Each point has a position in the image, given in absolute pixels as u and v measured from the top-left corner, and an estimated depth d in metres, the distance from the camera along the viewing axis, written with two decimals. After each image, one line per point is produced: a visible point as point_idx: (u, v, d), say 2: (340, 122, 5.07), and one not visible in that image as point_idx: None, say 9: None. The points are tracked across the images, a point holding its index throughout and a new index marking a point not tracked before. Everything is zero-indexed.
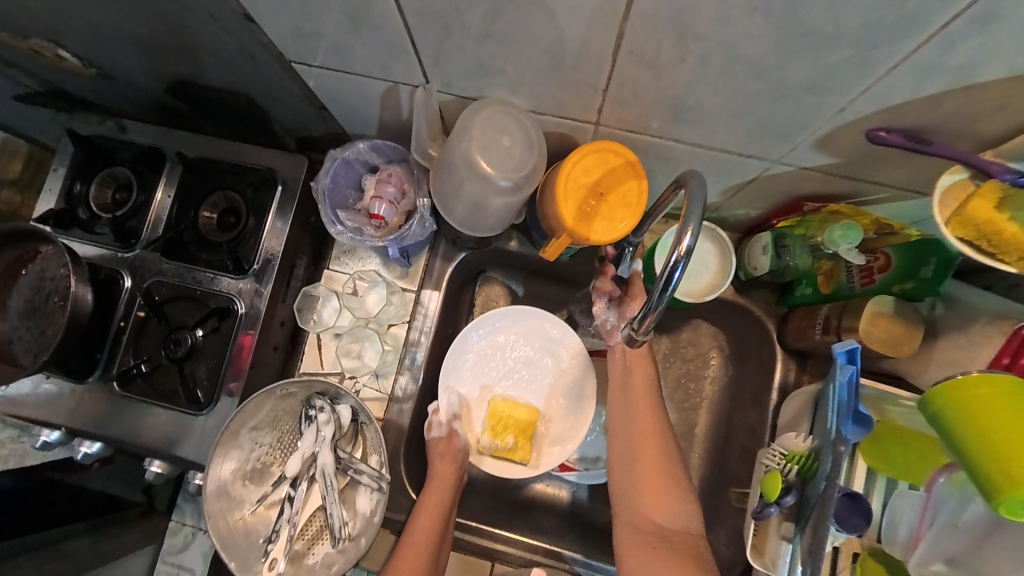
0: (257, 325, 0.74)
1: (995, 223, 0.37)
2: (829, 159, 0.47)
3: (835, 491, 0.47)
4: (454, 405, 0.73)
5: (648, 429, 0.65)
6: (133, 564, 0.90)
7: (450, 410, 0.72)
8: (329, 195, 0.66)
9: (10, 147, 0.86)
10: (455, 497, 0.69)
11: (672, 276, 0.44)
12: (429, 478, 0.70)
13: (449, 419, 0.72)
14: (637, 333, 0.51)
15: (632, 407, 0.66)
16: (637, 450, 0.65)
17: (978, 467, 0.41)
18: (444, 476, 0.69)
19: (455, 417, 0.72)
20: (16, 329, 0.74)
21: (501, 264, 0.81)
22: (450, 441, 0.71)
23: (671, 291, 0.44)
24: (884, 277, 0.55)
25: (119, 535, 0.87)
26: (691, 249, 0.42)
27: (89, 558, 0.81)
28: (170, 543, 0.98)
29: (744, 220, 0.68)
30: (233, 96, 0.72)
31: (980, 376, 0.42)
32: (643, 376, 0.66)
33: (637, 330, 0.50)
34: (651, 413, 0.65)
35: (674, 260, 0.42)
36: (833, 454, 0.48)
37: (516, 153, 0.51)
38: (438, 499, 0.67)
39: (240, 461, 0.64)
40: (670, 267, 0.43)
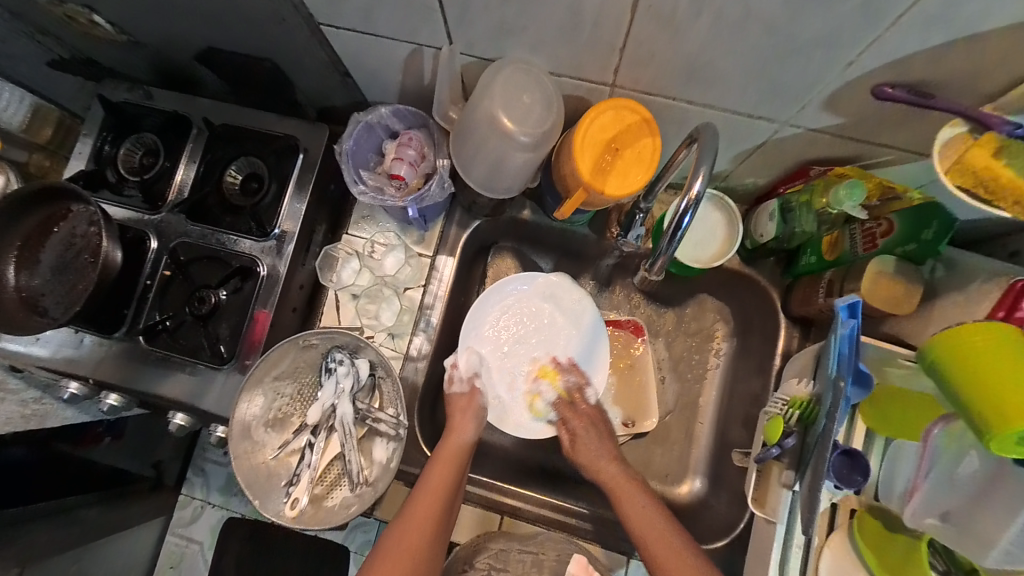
0: (270, 304, 0.76)
1: (993, 170, 0.40)
2: (837, 119, 0.50)
3: (834, 434, 0.48)
4: (474, 365, 0.77)
5: (651, 521, 0.66)
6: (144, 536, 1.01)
7: (470, 367, 0.76)
8: (351, 157, 0.69)
9: (42, 111, 0.89)
10: (467, 455, 0.72)
11: (682, 222, 0.48)
12: (446, 434, 0.73)
13: (468, 377, 0.76)
14: (651, 272, 0.56)
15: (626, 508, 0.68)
16: (652, 535, 0.65)
17: (973, 410, 0.43)
18: (459, 431, 0.72)
19: (476, 375, 0.76)
20: (47, 284, 0.76)
21: (514, 234, 0.84)
22: (471, 397, 0.75)
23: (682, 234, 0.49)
24: (887, 243, 0.57)
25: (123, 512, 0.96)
26: (700, 196, 0.45)
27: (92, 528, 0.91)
28: (179, 516, 1.08)
29: (751, 190, 0.70)
30: (259, 64, 0.74)
31: (974, 326, 0.44)
32: (633, 491, 0.69)
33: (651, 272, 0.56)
34: (650, 513, 0.67)
35: (684, 206, 0.46)
36: (835, 398, 0.49)
37: (535, 111, 0.53)
38: (451, 453, 0.70)
39: (264, 408, 0.68)
40: (680, 213, 0.47)
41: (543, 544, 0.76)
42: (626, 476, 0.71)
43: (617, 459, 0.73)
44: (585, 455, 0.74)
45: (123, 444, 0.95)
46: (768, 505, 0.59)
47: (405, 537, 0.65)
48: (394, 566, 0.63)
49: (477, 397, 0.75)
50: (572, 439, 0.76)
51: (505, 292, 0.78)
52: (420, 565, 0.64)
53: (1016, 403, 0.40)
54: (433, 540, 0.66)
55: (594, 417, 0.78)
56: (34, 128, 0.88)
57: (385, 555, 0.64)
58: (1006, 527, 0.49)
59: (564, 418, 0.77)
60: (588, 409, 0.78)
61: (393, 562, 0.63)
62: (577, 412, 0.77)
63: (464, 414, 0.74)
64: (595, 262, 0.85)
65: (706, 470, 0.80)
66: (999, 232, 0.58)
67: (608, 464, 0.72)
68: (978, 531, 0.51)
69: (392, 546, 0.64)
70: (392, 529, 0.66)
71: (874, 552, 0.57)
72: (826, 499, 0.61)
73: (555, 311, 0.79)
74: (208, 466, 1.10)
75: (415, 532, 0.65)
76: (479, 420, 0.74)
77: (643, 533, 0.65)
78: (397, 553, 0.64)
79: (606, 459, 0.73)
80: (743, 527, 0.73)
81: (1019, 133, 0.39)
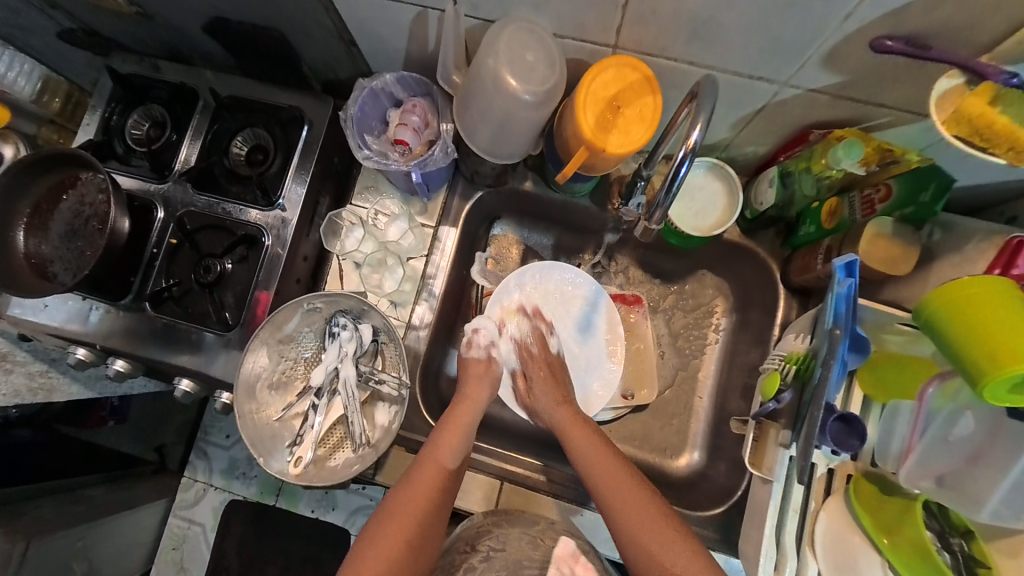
0: (271, 287, 0.76)
1: (987, 116, 0.40)
2: (836, 78, 0.50)
3: (826, 384, 0.50)
4: (493, 335, 0.81)
5: (632, 488, 0.64)
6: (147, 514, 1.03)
7: (490, 337, 0.81)
8: (356, 123, 0.70)
9: (52, 83, 0.89)
10: (475, 422, 0.73)
11: (678, 172, 0.50)
12: (457, 400, 0.74)
13: (487, 345, 0.79)
14: (649, 224, 0.59)
15: (597, 473, 0.66)
16: (614, 491, 0.64)
17: (968, 361, 0.44)
18: (472, 397, 0.74)
19: (494, 345, 0.80)
20: (57, 250, 0.77)
21: (516, 207, 0.85)
22: (489, 364, 0.78)
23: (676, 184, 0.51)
24: (884, 209, 0.58)
25: (132, 488, 1.03)
26: (697, 146, 0.47)
27: (103, 502, 0.98)
28: (182, 498, 1.07)
29: (752, 159, 0.71)
30: (266, 34, 0.75)
31: (970, 279, 0.45)
32: (585, 432, 0.71)
33: (649, 220, 0.58)
34: (627, 475, 0.66)
35: (682, 154, 0.48)
36: (829, 341, 0.51)
37: (538, 69, 0.54)
38: (461, 417, 0.72)
39: (268, 369, 0.70)
40: (678, 162, 0.49)
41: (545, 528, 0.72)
42: (584, 421, 0.73)
43: (570, 405, 0.75)
44: (541, 408, 0.76)
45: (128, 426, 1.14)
46: (765, 466, 0.61)
47: (409, 498, 0.65)
48: (399, 527, 0.63)
49: (495, 366, 0.79)
50: (529, 383, 0.78)
51: (525, 276, 0.82)
52: (424, 528, 0.64)
53: (1007, 348, 0.41)
54: (438, 502, 0.66)
55: (553, 365, 0.80)
56: (45, 100, 0.88)
57: (390, 516, 0.64)
58: (995, 487, 0.50)
59: (523, 365, 0.80)
60: (549, 357, 0.80)
61: (398, 523, 0.63)
62: (535, 358, 0.80)
63: (480, 381, 0.76)
64: (597, 235, 0.85)
65: (705, 442, 0.81)
66: (994, 198, 0.59)
67: (558, 407, 0.75)
68: (969, 490, 0.52)
69: (397, 507, 0.64)
70: (397, 489, 0.66)
71: (871, 514, 0.56)
72: (822, 464, 0.61)
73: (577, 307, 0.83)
74: (211, 449, 1.09)
75: (420, 493, 0.65)
76: (493, 388, 0.77)
77: (603, 481, 0.65)
78: (400, 513, 0.64)
79: (562, 404, 0.75)
80: (740, 495, 0.73)
81: (1014, 82, 0.39)
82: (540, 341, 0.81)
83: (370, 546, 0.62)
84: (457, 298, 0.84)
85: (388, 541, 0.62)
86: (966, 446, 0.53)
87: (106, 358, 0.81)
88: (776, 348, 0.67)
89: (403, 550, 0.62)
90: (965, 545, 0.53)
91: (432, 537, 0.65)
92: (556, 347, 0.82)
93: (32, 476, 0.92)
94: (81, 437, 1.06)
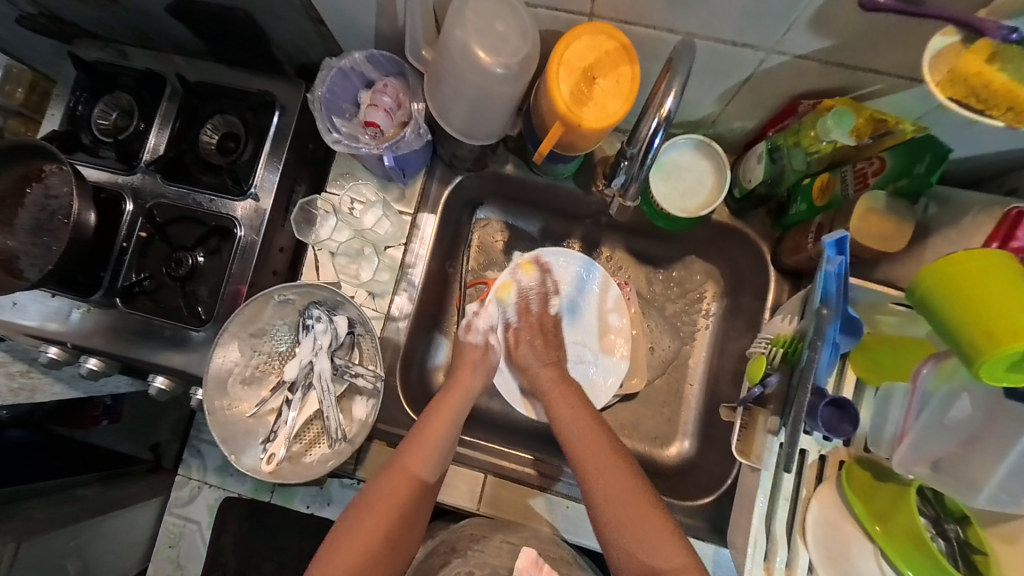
0: (247, 280, 0.73)
1: (984, 76, 0.37)
2: (826, 42, 0.47)
3: (812, 366, 0.47)
4: (493, 319, 0.78)
5: (616, 472, 0.61)
6: (141, 514, 1.02)
7: (490, 321, 0.78)
8: (325, 104, 0.67)
9: (15, 72, 0.84)
10: (465, 411, 0.71)
11: (652, 143, 0.49)
12: (446, 387, 0.72)
13: (485, 330, 0.77)
14: (626, 202, 0.58)
15: (589, 464, 0.62)
16: (599, 463, 0.62)
17: (965, 340, 0.41)
18: (462, 385, 0.72)
19: (493, 330, 0.77)
20: (22, 245, 0.72)
21: (498, 191, 0.82)
22: (486, 351, 0.76)
23: (650, 158, 0.50)
24: (877, 182, 0.56)
25: (126, 487, 1.01)
26: (671, 113, 0.45)
27: (98, 501, 0.96)
28: (177, 496, 1.06)
29: (740, 136, 0.68)
30: (231, 16, 0.71)
31: (966, 253, 0.42)
32: (571, 397, 0.70)
33: (626, 197, 0.56)
34: (618, 468, 0.61)
35: (654, 125, 0.47)
36: (817, 321, 0.48)
37: (509, 39, 0.51)
38: (449, 407, 0.69)
39: (241, 364, 0.69)
40: (651, 133, 0.47)
41: (526, 536, 0.71)
42: (567, 385, 0.72)
43: (556, 368, 0.74)
44: (527, 367, 0.75)
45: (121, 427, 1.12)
46: (752, 453, 0.58)
47: (389, 491, 0.63)
48: (378, 519, 0.62)
49: (490, 354, 0.76)
50: (520, 340, 0.77)
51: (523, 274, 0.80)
52: (404, 520, 0.63)
53: (1006, 320, 0.39)
54: (419, 495, 0.65)
55: (545, 323, 0.78)
56: (7, 89, 0.84)
57: (368, 507, 0.62)
58: (992, 472, 0.48)
59: (517, 320, 0.78)
60: (546, 317, 0.79)
61: (375, 515, 0.62)
62: (531, 314, 0.78)
63: (474, 369, 0.74)
64: (584, 220, 0.83)
65: (699, 432, 0.79)
66: (994, 170, 0.56)
67: (544, 368, 0.74)
68: (965, 475, 0.50)
69: (376, 499, 0.63)
70: (378, 479, 0.65)
71: (863, 500, 0.55)
72: (814, 451, 0.59)
73: (567, 291, 0.81)
74: (204, 446, 1.07)
75: (400, 486, 0.64)
76: (487, 376, 0.74)
77: (585, 462, 0.63)
78: (379, 505, 0.63)
79: (547, 366, 0.74)
80: (731, 482, 0.71)
81: (1013, 37, 0.36)
82: (542, 299, 0.79)
83: (350, 530, 0.61)
84: (441, 288, 0.82)
85: (367, 530, 0.61)
86: (959, 433, 0.50)
87: (80, 357, 0.78)
88: (762, 332, 0.65)
89: (381, 542, 0.62)
90: (960, 531, 0.52)
91: (412, 527, 0.65)
92: (556, 309, 0.80)
93: (32, 475, 0.89)
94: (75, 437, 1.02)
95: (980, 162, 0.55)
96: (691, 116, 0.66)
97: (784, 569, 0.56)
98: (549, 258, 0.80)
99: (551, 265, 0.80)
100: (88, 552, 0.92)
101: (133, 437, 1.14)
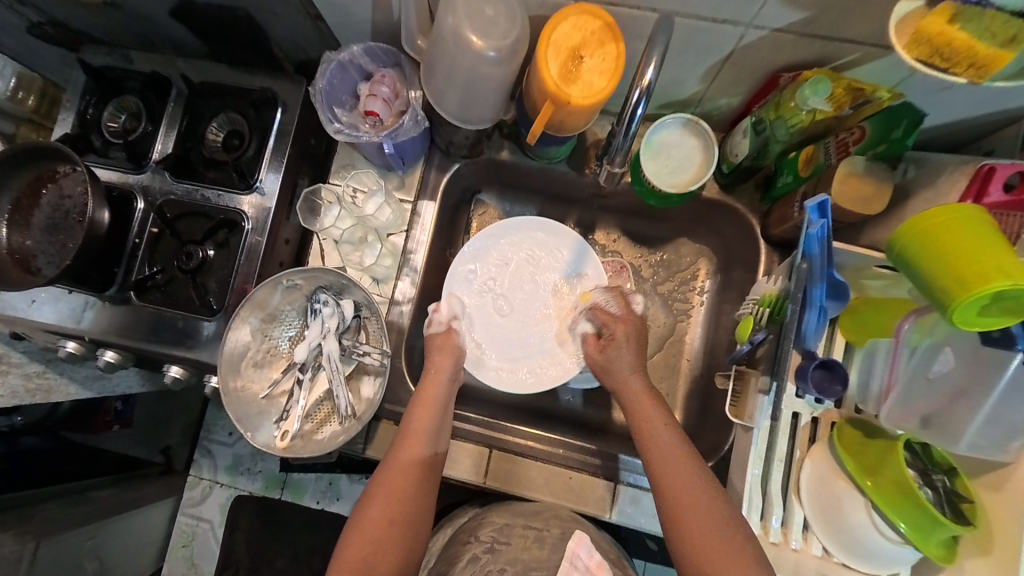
0: (253, 275, 0.75)
1: (946, 35, 0.39)
2: (798, 14, 0.50)
3: (798, 318, 0.51)
4: (454, 309, 0.78)
5: (691, 486, 0.59)
6: (156, 513, 1.05)
7: (450, 311, 0.78)
8: (326, 96, 0.70)
9: (26, 79, 0.87)
10: (449, 396, 0.72)
11: (635, 113, 0.51)
12: (426, 375, 0.73)
13: (447, 318, 0.77)
14: (614, 168, 0.61)
15: (655, 452, 0.63)
16: (656, 465, 0.62)
17: (939, 287, 0.43)
18: (438, 369, 0.73)
19: (455, 318, 0.78)
20: (39, 244, 0.75)
21: (494, 179, 0.85)
22: (449, 334, 0.76)
23: (634, 125, 0.52)
24: (858, 149, 0.59)
25: (140, 488, 1.04)
26: (651, 84, 0.48)
27: (112, 501, 0.97)
28: (189, 496, 1.12)
29: (726, 113, 0.71)
30: (232, 13, 0.73)
31: (934, 210, 0.45)
32: (653, 410, 0.67)
33: (615, 164, 0.60)
34: (689, 471, 0.60)
35: (637, 96, 0.49)
36: (797, 274, 0.52)
37: (499, 23, 0.54)
38: (432, 395, 0.71)
39: (252, 347, 0.71)
40: (634, 104, 0.50)
41: (548, 518, 0.72)
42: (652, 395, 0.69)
43: (643, 375, 0.72)
44: (614, 370, 0.73)
45: (133, 431, 1.07)
46: (745, 412, 0.60)
47: (389, 481, 0.64)
48: (383, 506, 0.63)
49: (455, 336, 0.77)
50: (605, 344, 0.76)
51: (492, 242, 0.81)
52: (411, 503, 0.64)
53: (968, 269, 0.41)
54: (420, 484, 0.66)
55: (637, 324, 0.77)
56: (19, 97, 0.86)
57: (371, 498, 0.63)
58: (972, 419, 0.51)
59: (604, 327, 0.77)
60: (631, 315, 0.77)
61: (380, 502, 0.63)
62: (617, 318, 0.77)
63: (443, 351, 0.75)
64: (578, 204, 0.86)
65: (697, 405, 0.81)
66: (973, 134, 0.58)
67: (634, 376, 0.71)
68: (948, 426, 0.53)
69: (378, 488, 0.64)
70: (377, 472, 0.66)
71: (853, 456, 0.57)
72: (806, 414, 0.61)
73: (550, 265, 0.82)
74: (213, 446, 1.13)
75: (401, 471, 0.65)
76: (457, 357, 0.75)
77: (652, 456, 0.63)
78: (384, 490, 0.64)
79: (637, 373, 0.72)
80: (727, 448, 0.73)
81: None
82: (623, 301, 0.79)
83: (358, 522, 0.62)
84: (441, 274, 0.85)
85: (374, 519, 0.62)
86: (941, 381, 0.52)
87: (98, 350, 0.80)
88: (751, 292, 0.68)
89: (389, 529, 0.62)
90: (948, 481, 0.53)
91: (419, 513, 0.65)
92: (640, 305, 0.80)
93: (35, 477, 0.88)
94: (88, 444, 0.99)
95: (948, 125, 0.58)
96: (676, 96, 0.69)
97: (781, 529, 0.59)
98: (540, 230, 0.82)
99: (531, 237, 0.82)
100: (106, 550, 0.94)
101: (146, 442, 1.10)
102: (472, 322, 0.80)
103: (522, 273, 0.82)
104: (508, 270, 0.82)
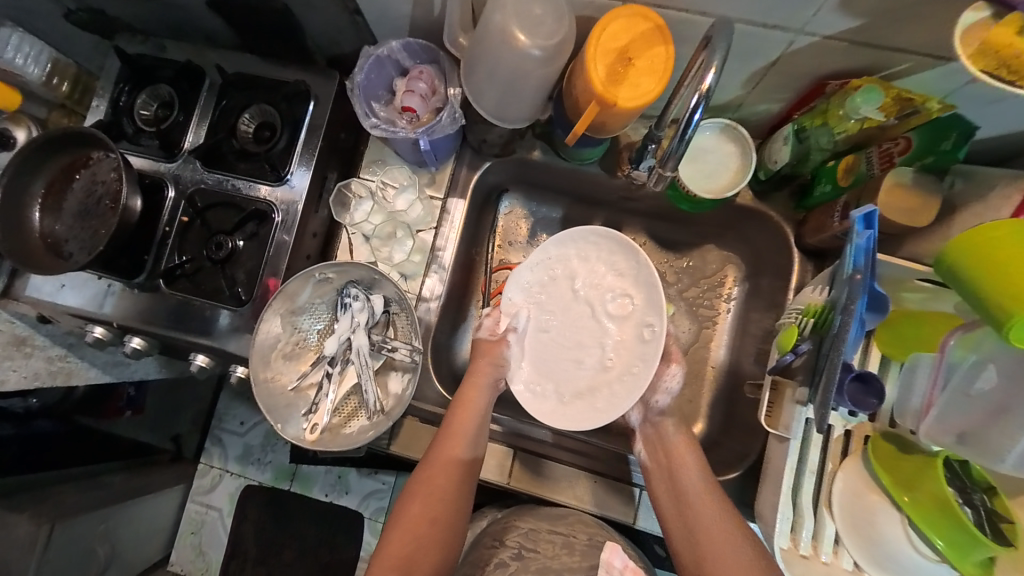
0: (280, 269, 0.75)
1: (1015, 47, 0.39)
2: (853, 22, 0.49)
3: (848, 331, 0.50)
4: (509, 318, 0.74)
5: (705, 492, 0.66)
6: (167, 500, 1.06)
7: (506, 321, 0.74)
8: (362, 91, 0.70)
9: (60, 65, 0.86)
10: (490, 401, 0.71)
11: (691, 118, 0.51)
12: (467, 378, 0.72)
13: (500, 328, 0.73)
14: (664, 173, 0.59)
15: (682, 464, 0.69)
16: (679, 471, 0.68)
17: (995, 303, 0.43)
18: (481, 375, 0.72)
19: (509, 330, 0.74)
20: (70, 230, 0.75)
21: (522, 178, 0.85)
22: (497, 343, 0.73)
23: (689, 131, 0.51)
24: (903, 160, 0.58)
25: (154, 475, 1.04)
26: (710, 89, 0.47)
27: (124, 488, 0.97)
28: (199, 484, 1.13)
29: (765, 118, 0.70)
30: (270, 4, 0.72)
31: (994, 223, 0.43)
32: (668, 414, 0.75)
33: (665, 168, 0.58)
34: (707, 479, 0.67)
35: (696, 100, 0.48)
36: (848, 286, 0.51)
37: (546, 23, 0.54)
38: (474, 398, 0.70)
39: (283, 339, 0.72)
40: (692, 108, 0.49)
41: (573, 524, 0.73)
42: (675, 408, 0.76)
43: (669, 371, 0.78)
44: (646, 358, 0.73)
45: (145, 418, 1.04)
46: (780, 421, 0.61)
47: (429, 481, 0.65)
48: (423, 505, 0.64)
49: (502, 347, 0.74)
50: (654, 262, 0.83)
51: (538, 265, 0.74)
52: (450, 505, 0.65)
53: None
54: (459, 487, 0.66)
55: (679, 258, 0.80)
56: (53, 82, 0.85)
57: (411, 496, 0.65)
58: (1014, 441, 0.48)
59: None
60: None
61: (420, 501, 0.64)
62: None
63: (483, 358, 0.73)
64: (606, 206, 0.85)
65: (721, 412, 0.80)
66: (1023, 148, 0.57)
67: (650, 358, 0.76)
68: (987, 444, 0.51)
69: (420, 486, 0.65)
70: (416, 471, 0.67)
71: (890, 472, 0.56)
72: (839, 426, 0.61)
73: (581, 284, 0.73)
74: (224, 436, 1.14)
75: (440, 473, 0.65)
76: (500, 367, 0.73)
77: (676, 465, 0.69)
78: (425, 490, 0.65)
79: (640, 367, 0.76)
80: (756, 457, 0.72)
81: None
82: None
83: (398, 518, 0.64)
84: (466, 273, 0.85)
85: (415, 517, 0.63)
86: (984, 398, 0.51)
87: (124, 336, 0.81)
88: (793, 302, 0.67)
89: (429, 529, 0.63)
90: (987, 500, 0.53)
91: (458, 514, 0.65)
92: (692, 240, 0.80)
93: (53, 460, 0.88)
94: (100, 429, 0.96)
95: (998, 138, 0.57)
96: (716, 100, 0.68)
97: (811, 542, 0.59)
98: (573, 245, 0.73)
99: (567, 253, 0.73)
100: (118, 536, 0.95)
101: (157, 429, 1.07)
102: (528, 336, 0.74)
103: (567, 288, 0.74)
104: (564, 283, 0.74)
